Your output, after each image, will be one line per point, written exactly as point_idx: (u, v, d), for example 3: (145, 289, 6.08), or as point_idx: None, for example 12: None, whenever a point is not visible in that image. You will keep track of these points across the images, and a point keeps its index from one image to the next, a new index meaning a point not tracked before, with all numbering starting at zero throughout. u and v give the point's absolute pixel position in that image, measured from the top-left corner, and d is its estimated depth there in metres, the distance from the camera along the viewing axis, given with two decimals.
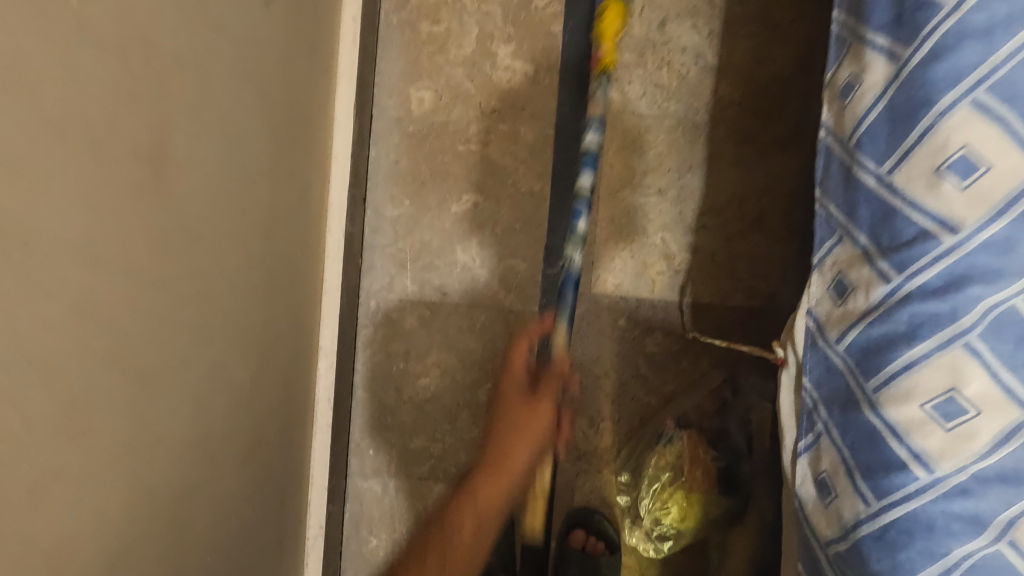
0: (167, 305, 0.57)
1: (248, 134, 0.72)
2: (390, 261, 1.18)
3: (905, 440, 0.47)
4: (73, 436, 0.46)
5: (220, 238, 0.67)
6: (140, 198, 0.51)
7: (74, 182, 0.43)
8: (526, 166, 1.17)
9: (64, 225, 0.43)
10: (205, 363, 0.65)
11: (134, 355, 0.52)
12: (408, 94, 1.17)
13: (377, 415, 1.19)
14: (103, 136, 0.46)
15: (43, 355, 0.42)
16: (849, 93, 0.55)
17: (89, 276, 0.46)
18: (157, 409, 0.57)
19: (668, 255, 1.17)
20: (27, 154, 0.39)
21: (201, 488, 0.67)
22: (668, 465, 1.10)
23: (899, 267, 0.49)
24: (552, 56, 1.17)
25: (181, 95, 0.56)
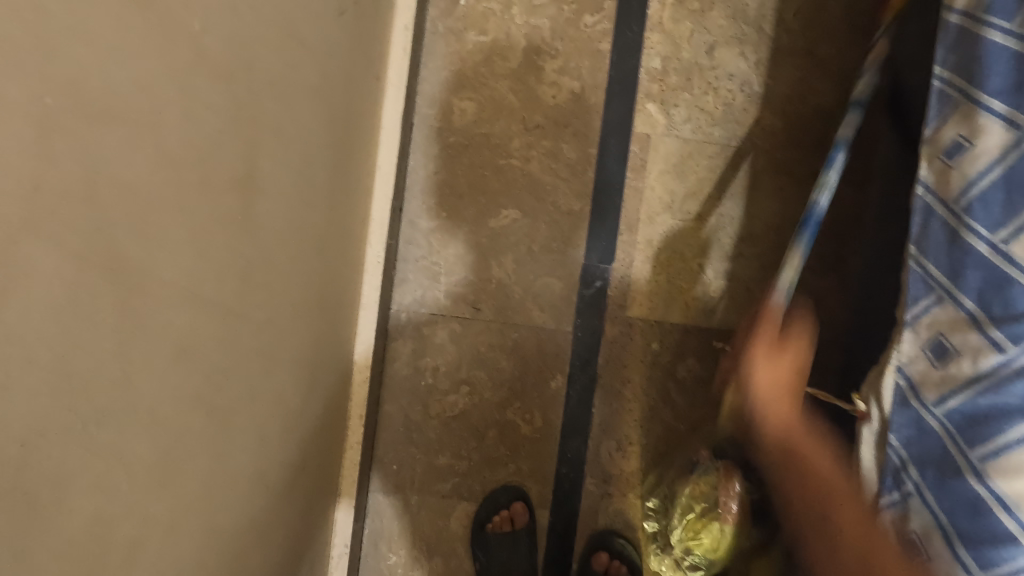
0: (244, 337, 0.53)
1: (317, 151, 0.69)
2: (423, 274, 1.16)
3: (1016, 514, 0.48)
4: (164, 486, 0.43)
5: (289, 262, 0.63)
6: (228, 227, 0.48)
7: (179, 216, 0.40)
8: (567, 184, 1.15)
9: (169, 263, 0.40)
10: (269, 392, 0.62)
11: (217, 392, 0.49)
12: (451, 104, 1.15)
13: (403, 431, 1.16)
14: (206, 166, 0.43)
15: (146, 403, 0.39)
16: (958, 154, 0.55)
17: (185, 315, 0.43)
18: (229, 446, 0.53)
19: (704, 281, 1.15)
20: (146, 193, 0.36)
21: (255, 522, 0.63)
22: (703, 496, 1.03)
23: (1016, 339, 0.49)
24: (598, 75, 1.15)
25: (269, 116, 0.53)
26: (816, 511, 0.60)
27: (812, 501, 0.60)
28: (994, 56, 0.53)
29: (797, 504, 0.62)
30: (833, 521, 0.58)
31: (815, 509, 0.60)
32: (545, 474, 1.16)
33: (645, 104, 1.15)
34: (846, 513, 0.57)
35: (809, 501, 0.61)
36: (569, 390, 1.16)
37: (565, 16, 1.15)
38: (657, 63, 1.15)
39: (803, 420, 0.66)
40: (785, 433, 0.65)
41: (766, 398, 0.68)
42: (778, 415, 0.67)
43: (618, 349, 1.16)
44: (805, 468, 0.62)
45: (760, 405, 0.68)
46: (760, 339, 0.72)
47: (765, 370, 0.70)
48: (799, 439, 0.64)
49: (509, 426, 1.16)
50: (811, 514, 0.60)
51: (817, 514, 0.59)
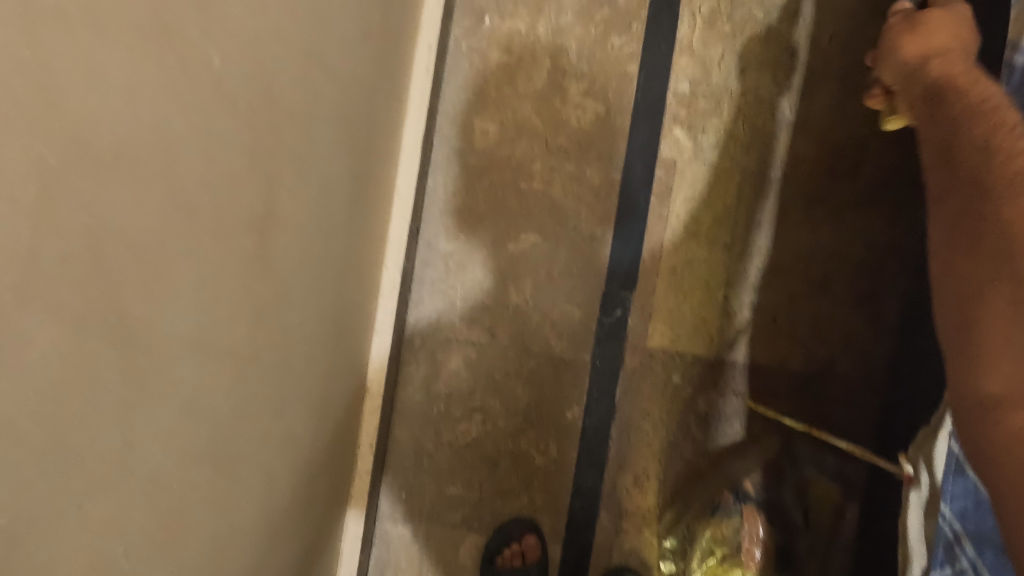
0: (254, 381, 0.50)
1: (338, 179, 0.66)
2: (439, 297, 1.13)
3: None
4: (163, 550, 0.40)
5: (304, 296, 0.61)
6: (242, 269, 0.45)
7: (191, 263, 0.38)
8: (590, 209, 1.12)
9: (178, 315, 0.37)
10: (279, 433, 0.59)
11: (224, 443, 0.46)
12: (473, 124, 1.13)
13: (414, 457, 1.13)
14: (221, 208, 0.40)
15: (148, 467, 0.36)
16: None
17: (193, 367, 0.40)
18: (235, 496, 0.50)
19: (729, 312, 1.10)
20: (157, 245, 0.34)
21: (261, 569, 0.60)
22: (723, 539, 1.06)
23: None
24: (624, 97, 1.12)
25: (289, 149, 0.51)
26: (965, 255, 0.49)
27: (982, 162, 0.50)
28: None
29: (942, 271, 0.51)
30: (990, 212, 0.48)
31: (972, 292, 0.48)
32: (558, 507, 1.12)
33: (672, 129, 1.12)
34: (977, 269, 0.48)
35: (949, 210, 0.52)
36: (586, 422, 1.12)
37: (592, 37, 1.12)
38: (686, 86, 1.12)
39: (971, 78, 0.57)
40: (960, 166, 0.52)
41: (916, 60, 0.63)
42: (950, 57, 0.60)
43: (638, 380, 1.11)
44: (955, 112, 0.55)
45: (930, 74, 0.60)
46: (931, 32, 0.62)
47: (918, 51, 0.63)
48: (953, 137, 0.54)
49: (523, 456, 1.12)
50: (950, 216, 0.52)
51: (970, 206, 0.50)
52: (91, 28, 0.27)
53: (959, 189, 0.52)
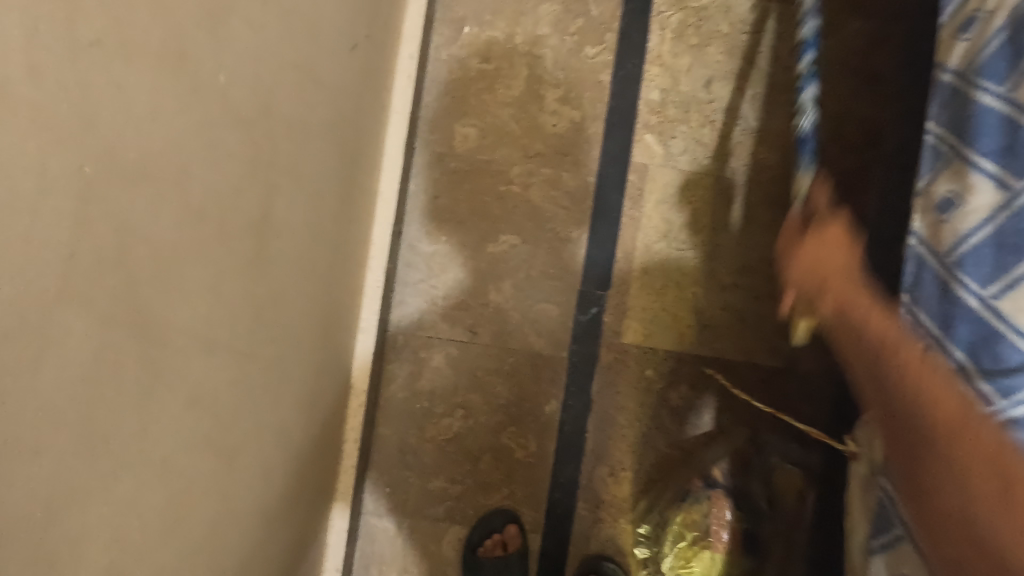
0: (252, 374, 0.54)
1: (327, 185, 0.69)
2: (421, 298, 1.16)
3: None
4: (172, 530, 0.43)
5: (296, 296, 0.64)
6: (244, 267, 0.48)
7: (199, 264, 0.41)
8: (567, 212, 1.17)
9: (188, 312, 0.40)
10: (274, 426, 0.62)
11: (225, 433, 0.49)
12: (453, 130, 1.17)
13: (398, 454, 1.16)
14: (225, 212, 0.44)
15: (162, 450, 0.40)
16: (949, 210, 0.57)
17: (200, 360, 0.43)
18: (234, 483, 0.53)
19: (699, 309, 1.16)
20: (170, 247, 0.37)
21: (255, 556, 0.63)
22: (693, 524, 1.09)
23: (1005, 392, 0.52)
24: (598, 105, 1.17)
25: (283, 158, 0.54)
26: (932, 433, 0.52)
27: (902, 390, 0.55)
28: (985, 117, 0.55)
29: (902, 391, 0.55)
30: (897, 354, 0.56)
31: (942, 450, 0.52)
32: (538, 499, 1.16)
33: (644, 135, 1.18)
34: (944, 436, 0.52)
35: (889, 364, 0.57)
36: (564, 416, 1.16)
37: (568, 47, 1.17)
38: (656, 95, 1.18)
39: (862, 292, 0.62)
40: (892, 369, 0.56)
41: (813, 281, 0.65)
42: (833, 281, 0.64)
43: (614, 375, 1.16)
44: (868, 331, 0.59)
45: (834, 300, 0.63)
46: (799, 261, 0.66)
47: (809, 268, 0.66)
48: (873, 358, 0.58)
49: (504, 450, 1.16)
50: (879, 372, 0.58)
51: (884, 350, 0.57)
52: (117, 55, 0.30)
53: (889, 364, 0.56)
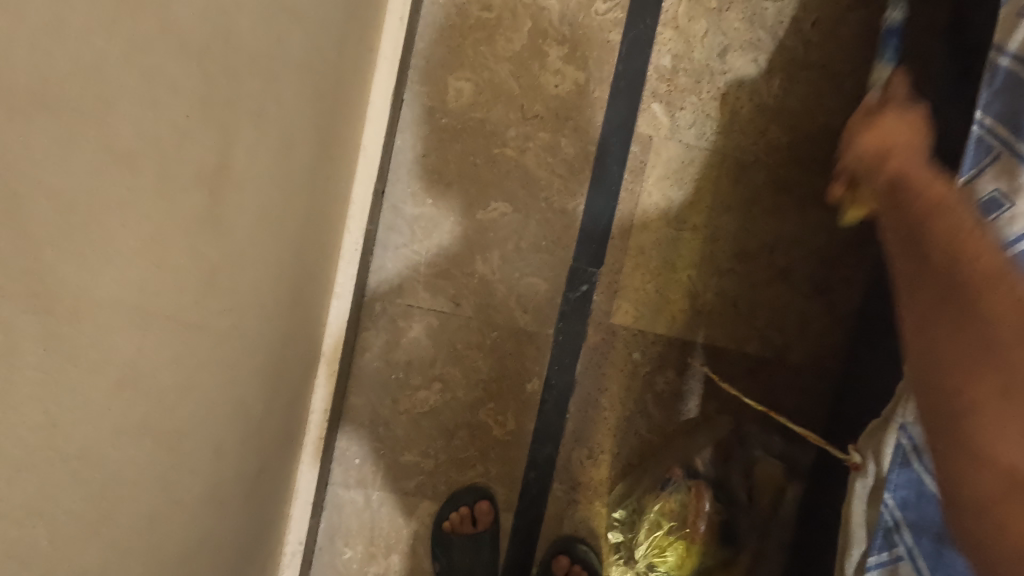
0: (200, 346, 0.47)
1: (299, 132, 0.60)
2: (402, 263, 1.09)
3: None
4: (99, 528, 0.37)
5: (260, 258, 0.56)
6: (192, 228, 0.41)
7: (129, 225, 0.34)
8: (563, 182, 1.10)
9: (113, 281, 0.33)
10: (226, 404, 0.55)
11: (165, 417, 0.43)
12: (446, 84, 1.08)
13: (369, 424, 1.11)
14: (167, 162, 0.36)
15: (80, 445, 0.33)
16: (995, 211, 0.52)
17: (131, 340, 0.36)
18: (176, 470, 0.47)
19: (693, 294, 1.11)
20: (87, 204, 0.30)
21: (204, 541, 0.57)
22: (670, 513, 1.05)
23: None
24: (605, 68, 1.09)
25: (244, 97, 0.45)
26: (988, 358, 0.44)
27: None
28: None
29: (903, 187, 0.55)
30: (920, 217, 0.51)
31: (941, 324, 0.47)
32: (513, 478, 1.12)
33: (651, 104, 1.10)
34: (946, 224, 0.49)
35: (940, 291, 0.47)
36: (545, 394, 1.12)
37: (577, 1, 1.08)
38: (668, 61, 1.09)
39: (926, 169, 0.54)
40: (942, 386, 0.46)
41: (873, 151, 0.59)
42: (900, 142, 0.58)
43: (601, 355, 1.12)
44: (917, 187, 0.53)
45: (888, 171, 0.57)
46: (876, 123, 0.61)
47: (875, 142, 0.60)
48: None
49: (481, 427, 1.12)
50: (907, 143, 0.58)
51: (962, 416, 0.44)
52: None
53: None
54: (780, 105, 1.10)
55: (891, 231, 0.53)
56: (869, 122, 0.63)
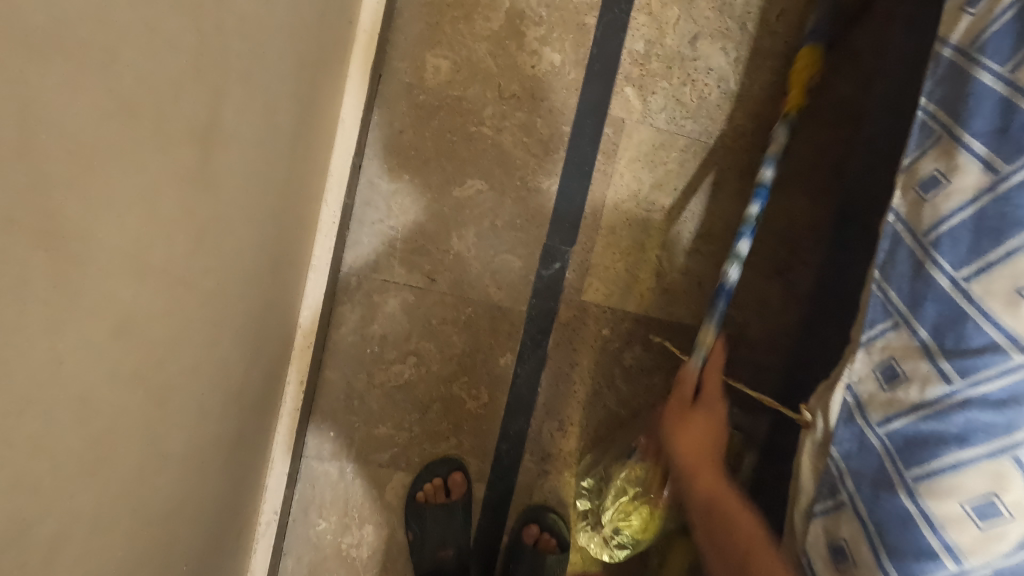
0: (188, 300, 0.47)
1: (283, 98, 0.61)
2: (378, 239, 1.10)
3: (940, 533, 0.51)
4: (95, 470, 0.38)
5: (244, 222, 0.57)
6: (185, 183, 0.42)
7: (130, 172, 0.35)
8: (538, 161, 1.12)
9: (115, 226, 0.34)
10: (211, 364, 0.56)
11: (156, 369, 0.44)
12: (424, 61, 1.09)
13: (344, 398, 1.12)
14: (163, 115, 0.37)
15: (81, 384, 0.34)
16: (932, 188, 0.56)
17: (128, 287, 0.37)
18: (164, 424, 0.48)
19: (660, 273, 1.16)
20: (93, 148, 0.31)
21: (188, 500, 0.58)
22: (636, 480, 1.06)
23: (962, 372, 0.51)
24: (580, 50, 1.12)
25: (234, 58, 0.46)
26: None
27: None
28: (981, 96, 0.54)
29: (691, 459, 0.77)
30: (705, 522, 0.70)
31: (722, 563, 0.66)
32: (485, 450, 1.16)
33: (624, 88, 1.13)
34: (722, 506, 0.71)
35: (722, 552, 0.66)
36: (518, 369, 1.15)
37: None
38: (640, 46, 1.13)
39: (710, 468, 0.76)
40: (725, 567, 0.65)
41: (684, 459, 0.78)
42: (702, 445, 0.79)
43: (571, 330, 1.15)
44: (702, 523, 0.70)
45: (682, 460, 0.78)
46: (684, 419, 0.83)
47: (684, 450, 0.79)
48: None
49: (455, 400, 1.14)
50: (698, 439, 0.80)
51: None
52: None
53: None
54: (746, 93, 1.15)
55: (694, 515, 0.73)
56: (681, 412, 0.84)
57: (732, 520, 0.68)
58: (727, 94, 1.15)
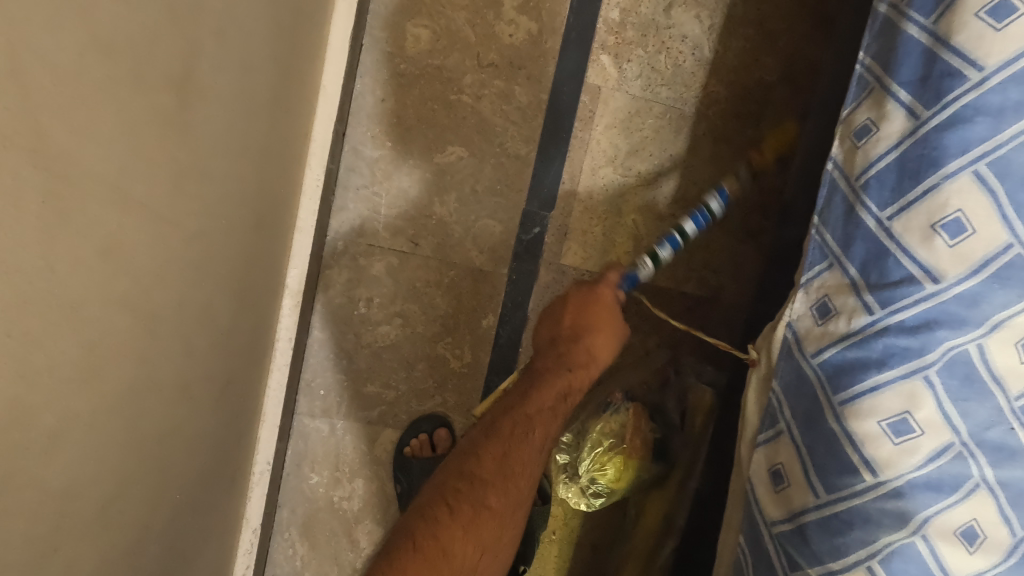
0: (170, 237, 0.52)
1: (260, 59, 0.65)
2: (363, 205, 1.15)
3: (860, 449, 0.56)
4: (87, 380, 0.43)
5: (225, 171, 0.61)
6: (161, 125, 0.46)
7: (110, 106, 0.40)
8: (516, 128, 1.16)
9: (96, 155, 0.39)
10: (195, 303, 0.61)
11: (142, 297, 0.49)
12: (404, 31, 1.12)
13: (333, 357, 1.17)
14: (140, 58, 0.42)
15: (69, 297, 0.39)
16: (864, 136, 0.60)
17: (111, 213, 0.42)
18: (152, 352, 0.53)
19: (637, 237, 1.19)
20: (75, 82, 0.36)
21: (178, 428, 0.63)
22: (610, 432, 1.17)
23: (883, 303, 0.56)
24: (557, 19, 1.15)
25: (208, 14, 0.51)
26: (493, 474, 0.73)
27: (578, 358, 0.84)
28: (908, 48, 0.58)
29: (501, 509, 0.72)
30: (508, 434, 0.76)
31: (493, 446, 0.75)
32: (469, 408, 1.21)
33: (600, 56, 1.16)
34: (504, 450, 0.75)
35: (514, 434, 0.76)
36: (499, 330, 1.19)
37: None
38: (616, 15, 1.16)
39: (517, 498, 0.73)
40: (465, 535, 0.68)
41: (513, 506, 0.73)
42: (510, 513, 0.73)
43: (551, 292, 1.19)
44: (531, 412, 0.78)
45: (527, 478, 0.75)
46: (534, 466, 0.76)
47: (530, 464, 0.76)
48: (560, 368, 0.82)
49: (439, 359, 1.19)
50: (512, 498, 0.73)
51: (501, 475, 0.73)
52: None
53: (545, 419, 0.79)
54: (720, 60, 1.18)
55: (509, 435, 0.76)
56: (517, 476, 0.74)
57: (520, 462, 0.75)
58: (702, 61, 1.18)
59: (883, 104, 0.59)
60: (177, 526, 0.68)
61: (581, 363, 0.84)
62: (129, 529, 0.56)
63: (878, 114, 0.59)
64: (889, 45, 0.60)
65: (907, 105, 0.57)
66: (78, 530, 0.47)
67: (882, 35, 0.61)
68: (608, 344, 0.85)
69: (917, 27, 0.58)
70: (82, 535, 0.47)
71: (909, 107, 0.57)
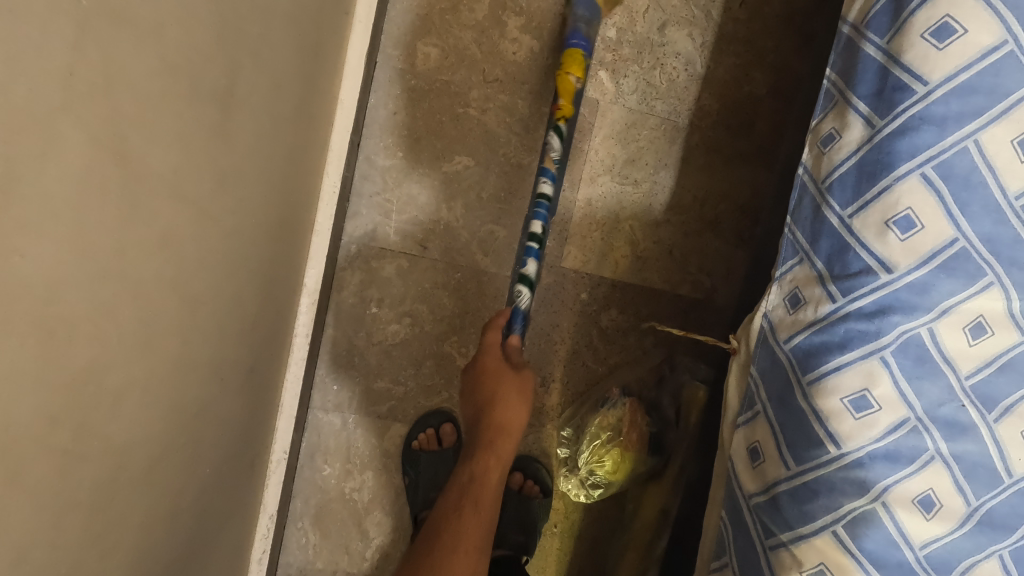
0: (211, 230, 0.59)
1: (287, 76, 0.73)
2: (376, 210, 1.22)
3: (825, 423, 0.62)
4: (143, 350, 0.50)
5: (256, 175, 0.69)
6: (208, 132, 0.54)
7: (172, 116, 0.47)
8: (519, 138, 1.23)
9: (161, 157, 0.47)
10: (228, 292, 0.68)
11: (188, 281, 0.56)
12: (415, 49, 1.21)
13: (346, 354, 1.24)
14: (195, 75, 0.49)
15: (134, 275, 0.47)
16: (829, 143, 0.67)
17: (169, 206, 0.49)
18: (192, 332, 0.60)
19: (633, 241, 1.26)
20: (146, 96, 0.43)
21: (210, 405, 0.70)
22: (608, 426, 1.22)
23: (844, 292, 0.62)
24: (558, 37, 1.23)
25: (247, 38, 0.59)
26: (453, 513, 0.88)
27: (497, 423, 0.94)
28: (866, 65, 0.65)
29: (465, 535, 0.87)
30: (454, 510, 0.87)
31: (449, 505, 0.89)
32: None
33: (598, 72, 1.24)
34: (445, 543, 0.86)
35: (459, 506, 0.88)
36: None
37: None
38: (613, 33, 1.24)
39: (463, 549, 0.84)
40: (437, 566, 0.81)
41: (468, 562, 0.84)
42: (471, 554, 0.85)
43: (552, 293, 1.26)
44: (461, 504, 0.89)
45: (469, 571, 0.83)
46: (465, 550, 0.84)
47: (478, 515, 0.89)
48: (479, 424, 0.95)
49: (445, 357, 1.25)
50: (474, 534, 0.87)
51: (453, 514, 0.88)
52: None
53: (460, 522, 0.87)
54: (711, 76, 1.25)
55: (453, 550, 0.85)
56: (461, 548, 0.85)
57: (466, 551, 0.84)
58: (694, 76, 1.25)
59: (846, 115, 0.66)
60: (206, 497, 0.75)
61: (491, 437, 0.93)
62: (168, 491, 0.62)
63: (840, 124, 0.66)
64: (851, 63, 0.67)
65: (865, 115, 0.64)
66: (130, 484, 0.53)
67: (845, 54, 0.68)
68: (514, 408, 0.94)
69: (874, 46, 0.64)
70: (132, 489, 0.54)
71: (867, 117, 0.64)
